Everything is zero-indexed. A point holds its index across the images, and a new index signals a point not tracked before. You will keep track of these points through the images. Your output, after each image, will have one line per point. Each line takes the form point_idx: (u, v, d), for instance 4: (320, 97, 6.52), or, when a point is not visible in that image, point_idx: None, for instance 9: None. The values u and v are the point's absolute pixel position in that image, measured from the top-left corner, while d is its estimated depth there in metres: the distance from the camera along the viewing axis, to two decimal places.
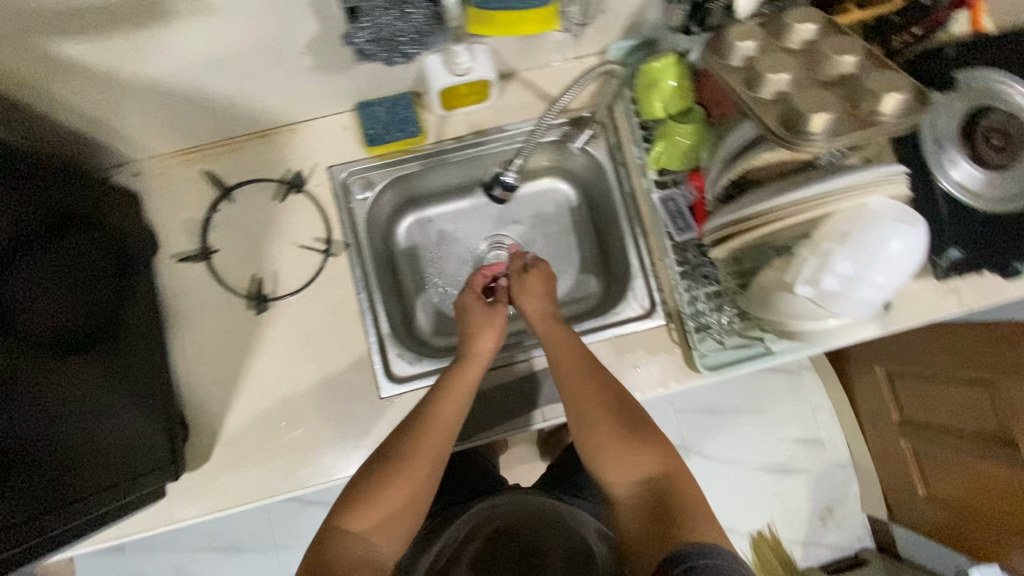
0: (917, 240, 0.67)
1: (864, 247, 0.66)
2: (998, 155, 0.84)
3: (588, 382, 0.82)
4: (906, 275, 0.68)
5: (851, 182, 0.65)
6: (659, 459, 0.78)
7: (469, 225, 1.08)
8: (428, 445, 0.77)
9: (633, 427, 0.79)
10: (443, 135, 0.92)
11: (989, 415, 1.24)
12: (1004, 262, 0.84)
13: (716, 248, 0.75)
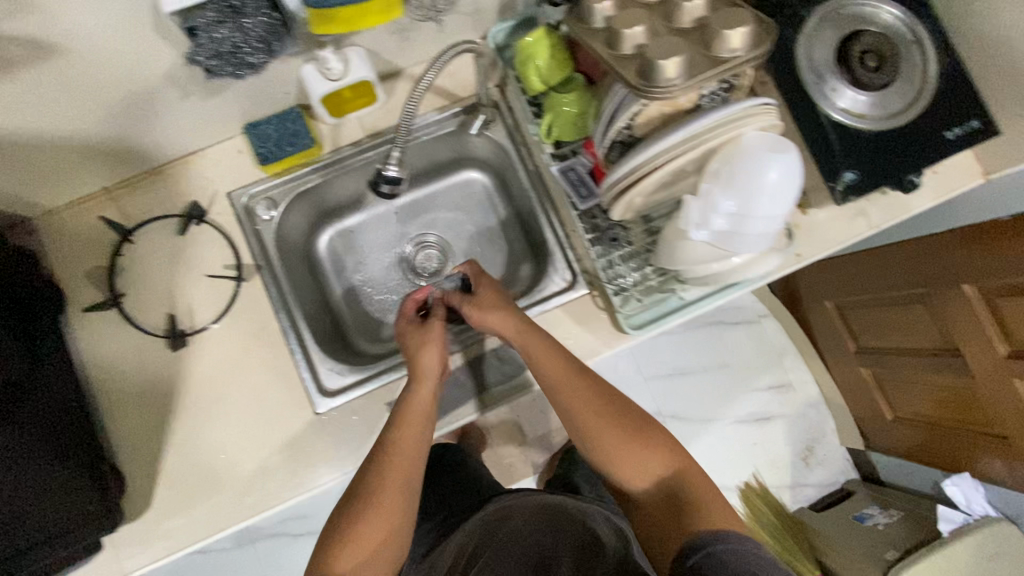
0: (792, 167, 0.68)
1: (741, 183, 0.67)
2: (875, 76, 0.88)
3: (583, 391, 0.81)
4: (789, 202, 0.69)
5: (720, 121, 0.67)
6: (669, 457, 0.79)
7: (392, 230, 1.08)
8: (393, 477, 0.76)
9: (634, 427, 0.80)
10: (340, 143, 0.92)
11: (932, 330, 1.27)
12: (898, 177, 0.87)
13: (613, 208, 0.76)
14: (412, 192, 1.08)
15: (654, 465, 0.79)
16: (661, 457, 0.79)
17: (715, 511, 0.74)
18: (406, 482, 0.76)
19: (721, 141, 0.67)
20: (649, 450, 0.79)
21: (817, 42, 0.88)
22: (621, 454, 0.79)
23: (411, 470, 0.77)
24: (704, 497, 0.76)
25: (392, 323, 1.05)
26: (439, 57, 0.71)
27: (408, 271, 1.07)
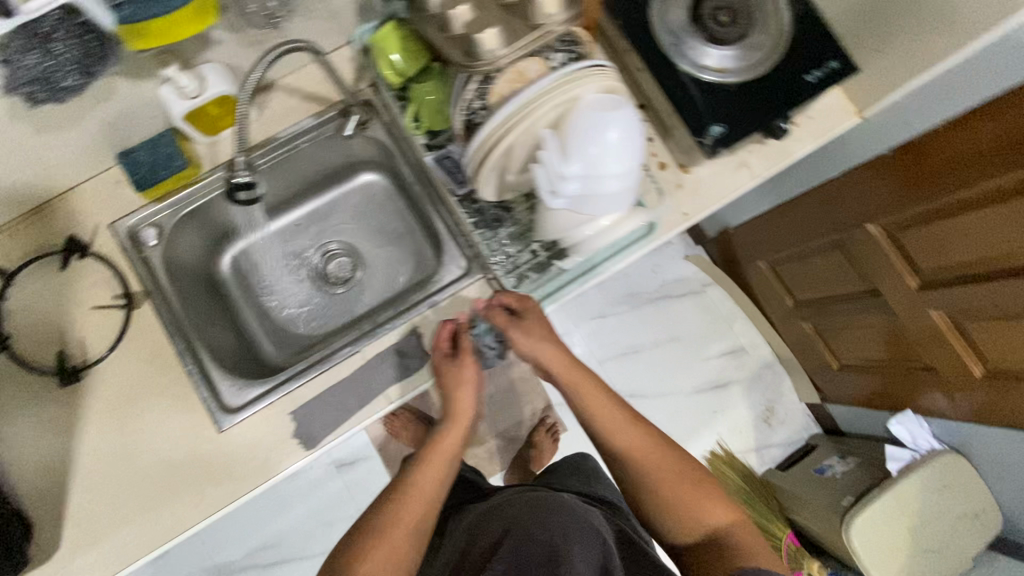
0: (629, 123, 0.70)
1: (583, 144, 0.68)
2: (730, 30, 0.90)
3: (640, 438, 0.82)
4: (635, 158, 0.71)
5: (547, 87, 0.70)
6: (718, 504, 0.80)
7: (298, 243, 1.09)
8: (412, 511, 0.77)
9: (683, 475, 0.81)
10: (219, 161, 0.93)
11: (851, 274, 1.29)
12: (766, 124, 0.88)
13: (479, 182, 0.77)
14: (312, 203, 1.08)
15: (702, 512, 0.79)
16: (710, 504, 0.79)
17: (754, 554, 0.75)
18: (416, 520, 0.76)
19: (547, 105, 0.70)
20: (699, 498, 0.79)
21: (668, 5, 0.90)
22: (674, 503, 0.79)
23: (431, 507, 0.79)
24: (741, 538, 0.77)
25: (305, 334, 1.05)
26: (273, 57, 0.72)
27: (319, 281, 1.08)
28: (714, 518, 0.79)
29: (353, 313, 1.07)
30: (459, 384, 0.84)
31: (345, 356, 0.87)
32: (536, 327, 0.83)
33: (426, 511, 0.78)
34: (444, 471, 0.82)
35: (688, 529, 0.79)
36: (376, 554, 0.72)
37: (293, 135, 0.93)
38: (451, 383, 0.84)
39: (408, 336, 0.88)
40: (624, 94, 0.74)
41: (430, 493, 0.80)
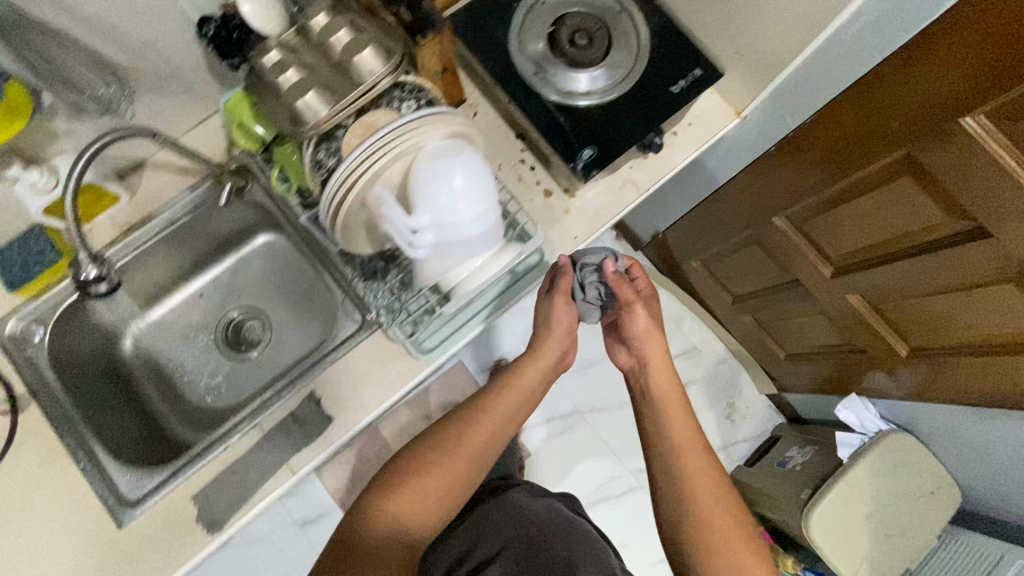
0: (470, 166, 0.69)
1: (426, 195, 0.67)
2: (590, 52, 0.90)
3: (707, 481, 0.78)
4: (485, 198, 0.70)
5: (383, 139, 0.69)
6: (759, 568, 0.74)
7: (203, 312, 1.06)
8: (478, 439, 0.79)
9: (735, 526, 0.76)
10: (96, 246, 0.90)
11: (772, 266, 1.28)
12: (637, 140, 0.88)
13: (340, 237, 0.75)
14: (212, 270, 1.06)
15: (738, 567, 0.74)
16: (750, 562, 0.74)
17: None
18: (473, 450, 0.78)
19: (384, 160, 0.69)
20: (738, 555, 0.74)
21: (526, 33, 0.90)
22: (711, 546, 0.75)
23: (496, 438, 0.80)
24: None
25: (218, 406, 1.02)
26: (91, 155, 0.66)
27: (228, 348, 1.06)
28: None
29: (266, 377, 1.05)
30: (550, 325, 0.85)
31: (243, 431, 0.85)
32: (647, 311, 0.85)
33: (490, 439, 0.80)
34: (521, 402, 0.83)
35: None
36: (425, 475, 0.75)
37: (167, 211, 0.92)
38: (543, 320, 0.86)
39: (305, 400, 0.86)
40: (468, 135, 0.73)
41: (498, 424, 0.80)
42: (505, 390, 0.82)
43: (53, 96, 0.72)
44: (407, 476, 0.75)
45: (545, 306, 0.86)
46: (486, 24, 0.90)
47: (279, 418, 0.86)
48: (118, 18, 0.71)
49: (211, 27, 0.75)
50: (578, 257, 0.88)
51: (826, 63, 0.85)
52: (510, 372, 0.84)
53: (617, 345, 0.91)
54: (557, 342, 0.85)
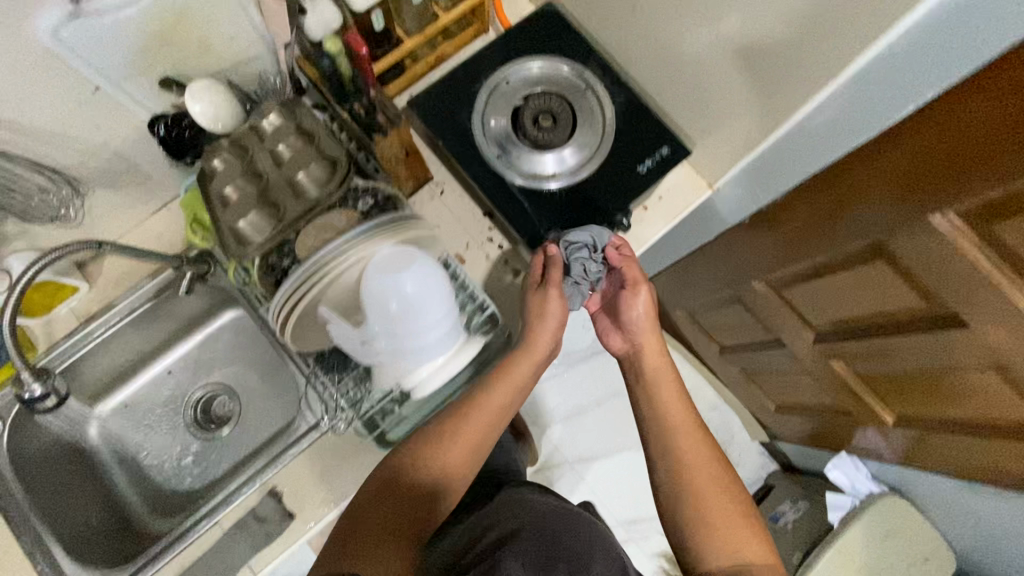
0: (422, 279, 0.67)
1: (375, 307, 0.66)
2: (554, 133, 0.88)
3: (704, 463, 0.75)
4: (439, 306, 0.69)
5: (328, 260, 0.66)
6: (758, 547, 0.71)
7: (172, 391, 1.03)
8: (473, 433, 0.73)
9: (732, 506, 0.73)
10: (55, 338, 0.90)
11: (757, 325, 1.25)
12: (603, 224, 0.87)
13: (295, 343, 0.72)
14: (179, 349, 1.03)
15: (736, 547, 0.71)
16: (748, 543, 0.71)
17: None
18: (467, 445, 0.73)
19: (326, 283, 0.66)
20: (735, 536, 0.71)
21: (490, 114, 0.89)
22: (710, 524, 0.72)
23: (489, 432, 0.75)
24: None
25: (184, 489, 0.99)
26: (36, 266, 0.69)
27: (196, 427, 1.03)
28: (743, 558, 0.70)
29: (235, 458, 1.01)
30: (540, 317, 0.78)
31: (202, 530, 0.83)
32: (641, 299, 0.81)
33: (484, 434, 0.74)
34: (515, 394, 0.77)
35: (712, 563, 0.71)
36: (416, 475, 0.70)
37: (126, 305, 0.91)
38: (536, 314, 0.79)
39: (267, 496, 0.84)
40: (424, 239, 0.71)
41: (492, 416, 0.75)
42: (498, 383, 0.76)
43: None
44: (398, 476, 0.70)
45: (535, 297, 0.80)
46: (449, 106, 0.89)
47: (241, 513, 0.83)
48: (65, 128, 0.69)
49: (161, 128, 0.73)
50: (563, 235, 0.82)
51: (783, 159, 0.81)
52: (502, 365, 0.78)
53: (608, 330, 0.86)
54: (548, 335, 0.78)
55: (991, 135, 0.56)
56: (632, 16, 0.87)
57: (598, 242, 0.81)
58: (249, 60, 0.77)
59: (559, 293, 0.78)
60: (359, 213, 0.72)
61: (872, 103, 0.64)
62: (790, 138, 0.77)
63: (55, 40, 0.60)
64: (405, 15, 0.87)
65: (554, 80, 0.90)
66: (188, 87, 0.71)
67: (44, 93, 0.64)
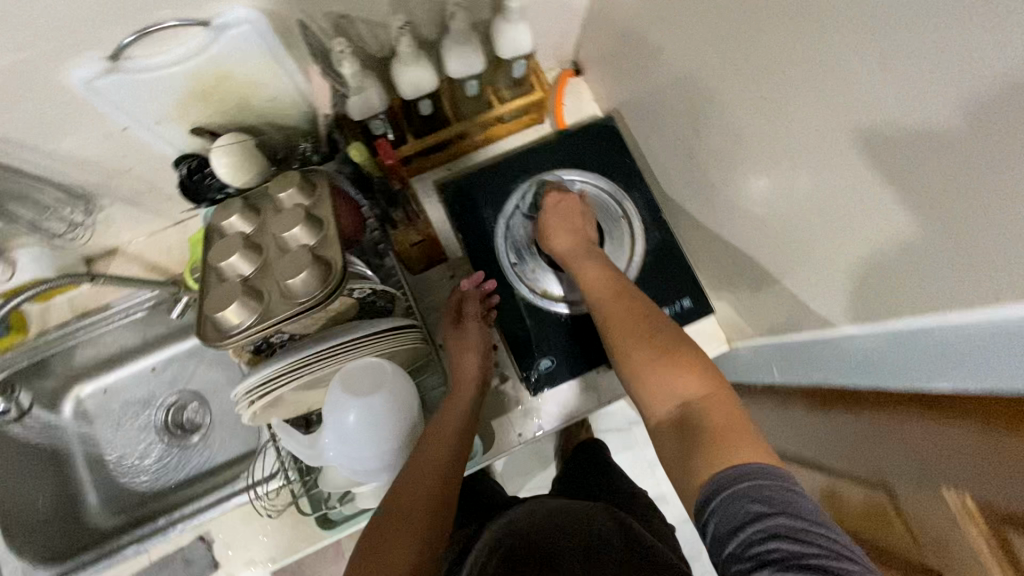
0: (374, 409, 0.65)
1: (327, 421, 0.66)
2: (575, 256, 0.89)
3: (632, 317, 0.67)
4: (390, 424, 0.67)
5: (294, 362, 0.65)
6: (693, 379, 0.58)
7: (147, 389, 1.03)
8: (424, 479, 0.65)
9: (655, 346, 0.62)
10: (47, 324, 0.95)
11: None
12: (600, 359, 0.85)
13: (252, 422, 0.68)
14: (166, 350, 1.03)
15: (674, 387, 0.58)
16: (682, 378, 0.58)
17: (731, 446, 0.50)
18: (444, 465, 0.66)
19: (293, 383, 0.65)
20: (664, 371, 0.59)
21: (515, 218, 0.90)
22: (635, 375, 0.62)
23: (461, 446, 0.70)
24: (725, 426, 0.53)
25: (138, 490, 0.99)
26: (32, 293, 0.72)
27: (162, 431, 1.02)
28: (686, 396, 0.57)
29: (190, 473, 1.00)
30: (461, 349, 0.80)
31: (128, 556, 0.83)
32: (561, 203, 0.85)
33: (439, 477, 0.65)
34: (461, 432, 0.71)
35: (658, 411, 0.59)
36: (408, 509, 0.62)
37: (121, 320, 0.94)
38: (457, 348, 0.80)
39: (197, 539, 0.83)
40: (389, 349, 0.69)
41: (443, 461, 0.67)
42: (438, 423, 0.71)
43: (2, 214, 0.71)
44: (386, 531, 0.61)
45: (455, 336, 0.82)
46: (478, 201, 0.91)
47: (171, 546, 0.83)
48: (91, 153, 0.70)
49: (183, 169, 0.73)
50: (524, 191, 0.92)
51: (800, 359, 0.76)
52: (442, 411, 0.73)
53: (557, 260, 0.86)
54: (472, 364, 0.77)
55: (991, 416, 0.49)
56: (684, 159, 0.82)
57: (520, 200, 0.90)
58: (289, 120, 0.77)
59: (473, 318, 0.81)
60: (355, 300, 0.72)
61: (892, 360, 0.59)
62: (807, 346, 0.73)
63: (87, 87, 0.59)
64: (458, 101, 0.83)
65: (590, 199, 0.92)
66: (216, 141, 0.71)
67: (72, 125, 0.64)
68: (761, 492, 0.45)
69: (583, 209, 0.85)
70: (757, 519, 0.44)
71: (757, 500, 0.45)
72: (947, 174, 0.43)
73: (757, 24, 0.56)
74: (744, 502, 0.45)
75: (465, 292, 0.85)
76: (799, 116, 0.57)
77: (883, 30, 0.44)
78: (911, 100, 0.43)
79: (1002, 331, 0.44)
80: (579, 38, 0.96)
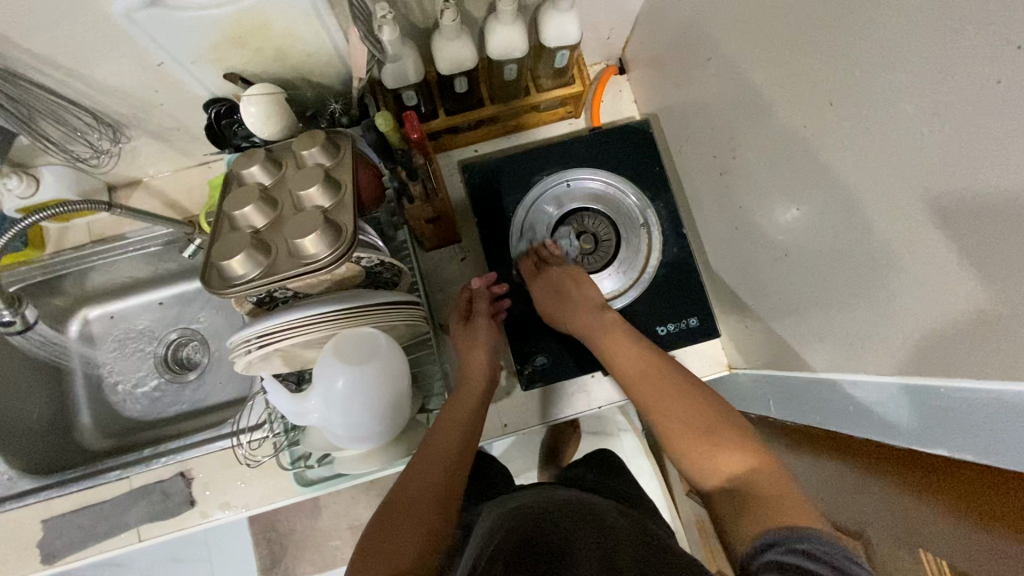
0: (365, 380, 0.66)
1: (317, 385, 0.66)
2: (589, 258, 0.91)
3: (671, 400, 0.66)
4: (379, 397, 0.67)
5: (291, 321, 0.64)
6: (738, 454, 0.58)
7: (152, 321, 1.05)
8: (432, 468, 0.66)
9: (695, 427, 0.62)
10: (64, 244, 0.98)
11: None
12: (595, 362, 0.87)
13: (242, 371, 0.68)
14: (175, 286, 1.05)
15: (719, 465, 0.58)
16: (726, 457, 0.58)
17: (778, 504, 0.49)
18: (453, 454, 0.68)
19: (288, 342, 0.65)
20: (707, 452, 0.60)
21: (533, 215, 0.91)
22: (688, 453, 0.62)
23: (467, 437, 0.71)
24: (772, 493, 0.52)
25: (129, 417, 1.01)
26: (47, 212, 0.71)
27: (161, 364, 1.04)
28: (732, 471, 0.57)
29: (182, 409, 1.02)
30: (471, 347, 0.81)
31: (111, 479, 0.84)
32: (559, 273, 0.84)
33: (447, 467, 0.67)
34: (469, 426, 0.72)
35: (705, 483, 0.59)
36: (415, 496, 0.63)
37: (134, 252, 0.95)
38: (466, 342, 0.81)
39: (177, 475, 0.85)
40: (387, 320, 0.69)
41: (450, 453, 0.68)
42: (444, 415, 0.73)
43: (32, 131, 0.72)
44: (389, 525, 0.60)
45: (465, 332, 0.83)
46: (501, 188, 0.91)
47: (154, 478, 0.85)
48: (126, 83, 0.70)
49: (213, 112, 0.74)
50: (542, 187, 0.91)
51: (796, 398, 0.75)
52: (447, 408, 0.75)
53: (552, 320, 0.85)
54: (479, 359, 0.79)
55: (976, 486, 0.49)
56: (715, 176, 0.80)
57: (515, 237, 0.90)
58: (324, 77, 0.76)
59: (483, 317, 0.82)
60: (362, 269, 0.72)
61: (891, 414, 0.57)
62: (805, 385, 0.72)
63: (128, 18, 0.59)
64: (496, 83, 0.82)
65: (612, 200, 0.91)
66: (247, 89, 0.70)
67: (110, 51, 0.64)
68: (822, 556, 0.42)
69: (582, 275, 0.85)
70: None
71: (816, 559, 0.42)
72: (996, 238, 0.41)
73: (814, 50, 0.54)
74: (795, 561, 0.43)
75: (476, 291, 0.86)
76: (839, 154, 0.55)
77: (954, 77, 0.41)
78: (970, 156, 0.42)
79: (1013, 407, 0.43)
80: (629, 37, 0.94)
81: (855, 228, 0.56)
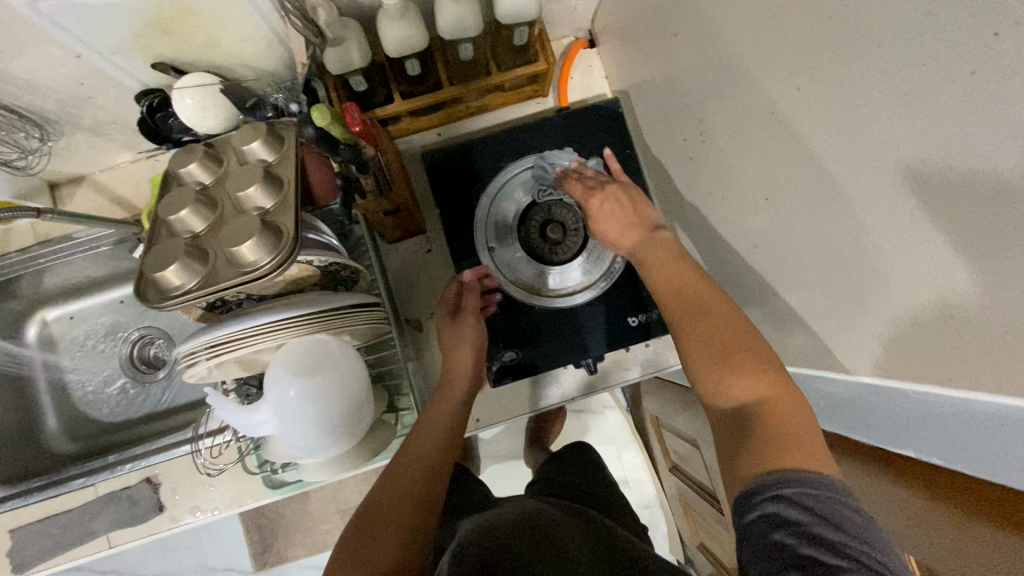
0: (322, 391, 0.64)
1: (270, 396, 0.63)
2: (557, 247, 0.87)
3: (702, 324, 0.55)
4: (339, 406, 0.65)
5: (240, 333, 0.61)
6: (759, 383, 0.49)
7: (112, 321, 1.01)
8: (411, 472, 0.64)
9: (725, 344, 0.53)
10: (9, 246, 0.94)
11: None
12: (571, 354, 0.85)
13: (193, 379, 0.65)
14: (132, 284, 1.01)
15: (735, 390, 0.50)
16: (742, 383, 0.50)
17: (784, 451, 0.44)
18: (433, 456, 0.66)
19: (239, 353, 0.62)
20: (724, 371, 0.51)
21: (499, 202, 0.87)
22: (706, 371, 0.53)
23: (449, 442, 0.69)
24: (782, 431, 0.45)
25: (95, 418, 0.99)
26: None
27: (124, 364, 1.01)
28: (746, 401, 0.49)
29: (149, 408, 1.00)
30: (457, 344, 0.77)
31: (76, 487, 0.83)
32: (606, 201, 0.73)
33: (428, 471, 0.65)
34: (450, 430, 0.70)
35: (714, 405, 0.52)
36: (390, 503, 0.61)
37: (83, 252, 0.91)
38: (449, 338, 0.78)
39: (143, 481, 0.83)
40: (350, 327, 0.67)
41: (431, 456, 0.66)
42: (427, 416, 0.71)
43: None
44: (362, 535, 0.58)
45: (450, 328, 0.79)
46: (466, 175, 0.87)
47: (121, 483, 0.84)
48: (44, 78, 0.64)
49: (144, 106, 0.70)
50: (508, 173, 0.87)
51: None
52: (430, 408, 0.72)
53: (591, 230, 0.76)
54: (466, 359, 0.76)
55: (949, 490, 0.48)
56: (687, 159, 0.77)
57: (482, 230, 0.86)
58: (264, 61, 0.71)
59: (472, 317, 0.78)
60: (317, 269, 0.68)
61: (862, 413, 0.55)
62: None
63: (31, 9, 0.53)
64: (451, 63, 0.77)
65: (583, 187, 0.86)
66: (177, 82, 0.66)
67: (19, 45, 0.58)
68: (805, 501, 0.40)
69: (633, 196, 0.73)
70: (799, 525, 0.39)
71: (795, 505, 0.40)
72: (973, 241, 0.38)
73: (784, 25, 0.49)
74: (807, 498, 0.40)
75: (466, 284, 0.82)
76: (811, 140, 0.51)
77: (929, 62, 0.37)
78: (946, 151, 0.38)
79: (982, 418, 0.40)
80: (597, 7, 0.88)
81: (826, 219, 0.52)
